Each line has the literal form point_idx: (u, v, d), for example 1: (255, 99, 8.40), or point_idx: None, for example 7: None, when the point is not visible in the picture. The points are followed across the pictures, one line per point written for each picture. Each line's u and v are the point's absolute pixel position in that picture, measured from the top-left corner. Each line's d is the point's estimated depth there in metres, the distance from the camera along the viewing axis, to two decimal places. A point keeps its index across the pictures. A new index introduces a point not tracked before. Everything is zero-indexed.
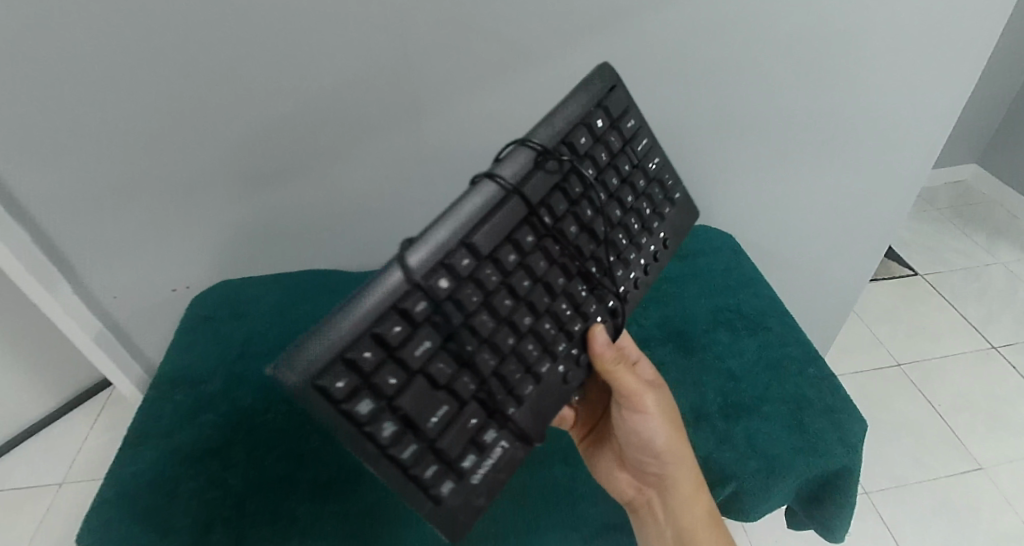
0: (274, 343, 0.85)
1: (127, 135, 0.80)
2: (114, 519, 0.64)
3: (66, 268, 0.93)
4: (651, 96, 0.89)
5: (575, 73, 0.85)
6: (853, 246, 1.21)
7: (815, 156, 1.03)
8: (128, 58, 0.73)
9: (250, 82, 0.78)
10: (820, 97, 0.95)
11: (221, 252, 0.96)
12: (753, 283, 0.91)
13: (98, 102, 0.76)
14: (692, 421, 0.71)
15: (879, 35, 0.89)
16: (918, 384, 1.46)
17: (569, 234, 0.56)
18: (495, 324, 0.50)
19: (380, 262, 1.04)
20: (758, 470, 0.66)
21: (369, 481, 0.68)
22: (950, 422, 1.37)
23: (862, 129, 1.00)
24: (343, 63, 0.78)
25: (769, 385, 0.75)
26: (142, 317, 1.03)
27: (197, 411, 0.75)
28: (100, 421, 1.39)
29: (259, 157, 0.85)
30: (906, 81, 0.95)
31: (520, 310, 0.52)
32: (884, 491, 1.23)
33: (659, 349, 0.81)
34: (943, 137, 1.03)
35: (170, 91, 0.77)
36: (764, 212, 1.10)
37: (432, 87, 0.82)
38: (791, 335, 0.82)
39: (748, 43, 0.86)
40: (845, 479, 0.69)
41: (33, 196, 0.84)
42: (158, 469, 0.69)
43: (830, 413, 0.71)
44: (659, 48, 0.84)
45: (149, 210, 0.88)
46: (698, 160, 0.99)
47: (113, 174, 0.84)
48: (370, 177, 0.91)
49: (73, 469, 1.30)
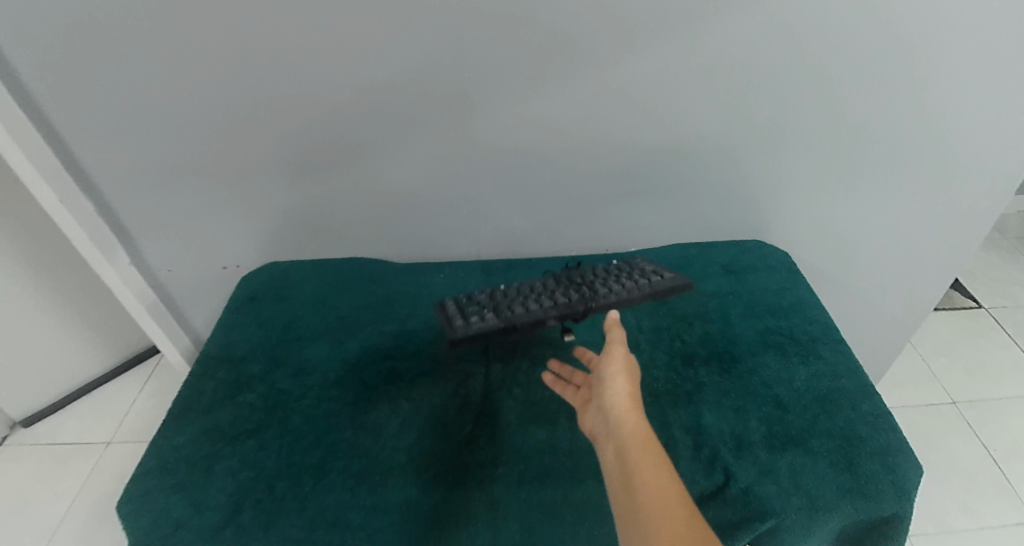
0: (315, 329, 0.86)
1: (188, 115, 0.82)
2: (152, 489, 0.66)
3: (126, 239, 0.97)
4: (709, 104, 0.86)
5: (633, 76, 0.82)
6: (915, 273, 1.14)
7: (882, 177, 0.97)
8: (193, 41, 0.75)
9: (306, 67, 0.78)
10: (892, 116, 0.89)
11: (270, 234, 0.97)
12: (806, 307, 0.87)
13: (162, 80, 0.78)
14: (733, 449, 0.68)
15: (963, 54, 0.83)
16: (973, 425, 1.37)
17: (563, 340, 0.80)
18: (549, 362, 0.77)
19: (422, 256, 1.04)
20: (802, 508, 0.63)
21: (398, 477, 0.67)
22: (1006, 468, 1.29)
23: (936, 152, 0.94)
24: (399, 54, 0.78)
25: (817, 418, 0.71)
26: (192, 292, 1.06)
27: (237, 391, 0.77)
28: (147, 387, 1.45)
29: (311, 145, 0.86)
30: (987, 105, 0.89)
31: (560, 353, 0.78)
32: (927, 537, 1.17)
33: (703, 369, 0.78)
34: (1022, 168, 0.97)
35: (231, 73, 0.78)
36: (822, 233, 1.05)
37: (486, 84, 0.81)
38: (845, 367, 0.78)
39: (819, 52, 0.81)
40: (894, 527, 0.65)
41: (99, 168, 0.87)
42: (197, 445, 0.70)
43: (884, 454, 0.67)
44: (722, 56, 0.81)
45: (204, 189, 0.90)
46: (756, 175, 0.95)
47: (173, 152, 0.86)
48: (418, 170, 0.91)
49: (119, 430, 1.36)
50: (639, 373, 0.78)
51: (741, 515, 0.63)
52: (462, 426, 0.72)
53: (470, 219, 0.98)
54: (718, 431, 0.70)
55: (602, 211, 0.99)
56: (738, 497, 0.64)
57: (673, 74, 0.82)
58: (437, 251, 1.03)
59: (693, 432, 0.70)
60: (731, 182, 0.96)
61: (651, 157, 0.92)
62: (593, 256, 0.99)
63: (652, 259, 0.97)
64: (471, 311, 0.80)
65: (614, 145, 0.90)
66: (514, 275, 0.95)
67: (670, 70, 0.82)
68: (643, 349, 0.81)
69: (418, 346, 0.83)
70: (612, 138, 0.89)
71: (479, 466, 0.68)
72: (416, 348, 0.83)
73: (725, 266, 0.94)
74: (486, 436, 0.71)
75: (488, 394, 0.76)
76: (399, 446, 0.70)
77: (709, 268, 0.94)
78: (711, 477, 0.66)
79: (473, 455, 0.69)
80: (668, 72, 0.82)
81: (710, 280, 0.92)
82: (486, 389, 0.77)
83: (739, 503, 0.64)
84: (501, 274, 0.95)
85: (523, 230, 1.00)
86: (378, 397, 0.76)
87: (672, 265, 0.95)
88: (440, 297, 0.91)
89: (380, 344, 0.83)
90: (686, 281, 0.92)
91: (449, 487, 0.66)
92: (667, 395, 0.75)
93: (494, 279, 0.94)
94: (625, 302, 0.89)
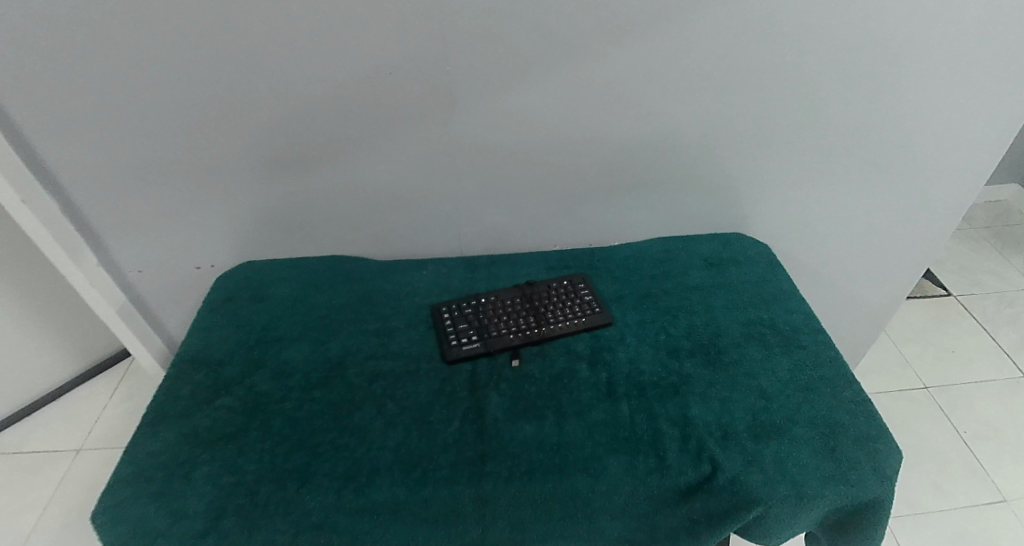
0: (295, 330, 0.84)
1: (158, 110, 0.79)
2: (129, 498, 0.64)
3: (94, 239, 0.93)
4: (690, 98, 0.86)
5: (614, 70, 0.82)
6: (889, 263, 1.17)
7: (857, 169, 0.99)
8: (163, 34, 0.72)
9: (282, 61, 0.76)
10: (869, 108, 0.91)
11: (246, 232, 0.95)
12: (787, 298, 0.88)
13: (129, 75, 0.75)
14: (719, 440, 0.69)
15: (937, 48, 0.84)
16: (944, 409, 1.41)
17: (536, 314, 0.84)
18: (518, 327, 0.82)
19: (403, 253, 1.02)
20: (787, 496, 0.63)
21: (384, 478, 0.66)
22: (975, 450, 1.33)
23: (910, 145, 0.96)
24: (378, 48, 0.76)
25: (800, 407, 0.72)
26: (165, 293, 1.03)
27: (215, 395, 0.75)
28: (118, 391, 1.41)
29: (288, 141, 0.84)
30: (959, 98, 0.91)
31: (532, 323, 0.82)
32: (902, 519, 1.20)
33: (687, 362, 0.78)
34: (993, 161, 0.99)
35: (202, 66, 0.75)
36: (800, 224, 1.07)
37: (468, 78, 0.80)
38: (826, 356, 0.79)
39: (797, 46, 0.82)
40: (876, 511, 0.67)
41: (64, 167, 0.84)
42: (174, 451, 0.68)
43: (866, 441, 0.69)
44: (703, 50, 0.81)
45: (176, 187, 0.88)
46: (736, 168, 0.96)
47: (143, 148, 0.83)
48: (399, 165, 0.89)
49: (90, 437, 1.31)
50: (624, 366, 0.78)
51: (728, 504, 0.64)
52: (448, 424, 0.71)
53: (451, 215, 0.97)
54: (705, 422, 0.71)
55: (584, 205, 0.98)
56: (725, 487, 0.65)
57: (655, 68, 0.82)
58: (419, 247, 1.01)
59: (679, 423, 0.71)
60: (712, 176, 0.97)
61: (633, 151, 0.92)
62: (577, 250, 0.99)
63: (635, 252, 0.97)
64: (462, 323, 0.82)
65: (596, 140, 0.90)
66: (497, 271, 0.94)
67: (652, 64, 0.82)
68: (628, 343, 0.81)
69: (402, 344, 0.82)
70: (594, 132, 0.89)
71: (467, 464, 0.67)
72: (400, 346, 0.82)
73: (707, 258, 0.95)
74: (473, 434, 0.70)
75: (473, 391, 0.75)
76: (385, 447, 0.69)
77: (691, 261, 0.94)
78: (698, 468, 0.66)
79: (460, 453, 0.68)
80: (650, 66, 0.82)
81: (692, 273, 0.92)
82: (472, 386, 0.76)
83: (726, 493, 0.64)
84: (484, 270, 0.95)
85: (505, 225, 0.99)
86: (362, 397, 0.75)
87: (654, 258, 0.96)
88: (423, 294, 0.90)
89: (363, 343, 0.82)
90: (668, 274, 0.92)
91: (436, 486, 0.65)
92: (653, 388, 0.75)
93: (477, 275, 0.94)
94: (609, 296, 0.89)
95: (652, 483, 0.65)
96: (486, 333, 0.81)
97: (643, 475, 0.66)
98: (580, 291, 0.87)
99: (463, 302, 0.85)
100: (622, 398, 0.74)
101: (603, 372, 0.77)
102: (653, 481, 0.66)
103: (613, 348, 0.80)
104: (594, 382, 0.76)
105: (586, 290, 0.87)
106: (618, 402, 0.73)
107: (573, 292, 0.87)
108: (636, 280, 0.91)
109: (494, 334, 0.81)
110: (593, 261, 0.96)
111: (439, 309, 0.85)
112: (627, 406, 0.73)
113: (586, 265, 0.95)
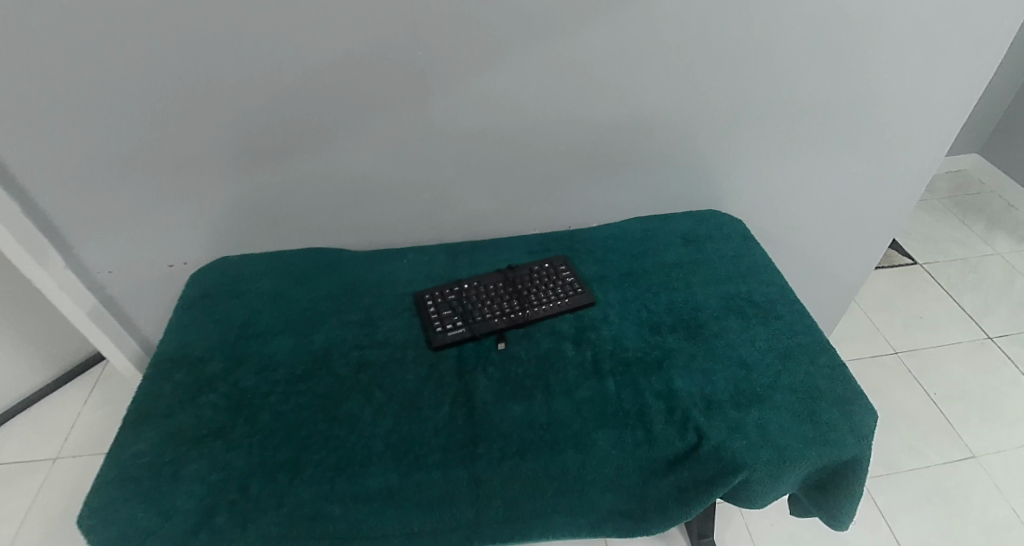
0: (276, 324, 0.83)
1: (124, 105, 0.77)
2: (115, 500, 0.63)
3: (60, 241, 0.90)
4: (664, 76, 0.87)
5: (588, 50, 0.82)
6: (858, 234, 1.20)
7: (826, 142, 1.01)
8: (123, 27, 0.70)
9: (250, 51, 0.74)
10: (836, 81, 0.92)
11: (221, 227, 0.93)
12: (763, 270, 0.90)
13: (89, 71, 0.73)
14: (703, 410, 0.71)
15: (898, 22, 0.87)
16: (914, 373, 1.47)
17: (517, 296, 0.84)
18: (500, 310, 0.82)
19: (382, 241, 1.01)
20: (770, 460, 0.66)
21: (377, 465, 0.66)
22: (944, 410, 1.38)
23: (876, 116, 0.99)
24: (349, 34, 0.75)
25: (779, 374, 0.74)
26: (137, 293, 1.00)
27: (198, 393, 0.74)
28: (93, 396, 1.37)
29: (260, 133, 0.82)
30: (921, 69, 0.93)
31: (512, 307, 0.83)
32: (879, 479, 1.24)
33: (669, 336, 0.80)
34: (955, 128, 1.02)
35: (167, 59, 0.73)
36: (774, 197, 1.09)
37: (441, 63, 0.80)
38: (801, 325, 0.81)
39: (767, 22, 0.83)
40: (855, 469, 0.70)
41: (24, 168, 0.81)
42: (159, 451, 0.67)
43: (842, 404, 0.71)
44: (674, 27, 0.82)
45: (145, 185, 0.85)
46: (711, 144, 0.97)
47: (108, 144, 0.80)
48: (375, 154, 0.88)
49: (66, 444, 1.28)
50: (609, 343, 0.79)
51: (714, 471, 0.66)
52: (437, 409, 0.72)
53: (430, 202, 0.96)
54: (689, 393, 0.73)
55: (563, 188, 0.99)
56: (711, 455, 0.67)
57: (629, 48, 0.83)
58: (398, 236, 1.01)
59: (664, 396, 0.72)
60: (688, 151, 0.98)
61: (609, 131, 0.92)
62: (557, 233, 1.00)
63: (614, 232, 0.98)
64: (447, 309, 0.83)
65: (572, 121, 0.90)
66: (478, 256, 0.94)
67: (625, 43, 0.82)
68: (611, 321, 0.82)
69: (387, 332, 0.82)
70: (571, 114, 0.89)
71: (459, 446, 0.68)
72: (385, 335, 0.81)
73: (684, 236, 0.96)
74: (463, 417, 0.71)
75: (461, 376, 0.76)
76: (376, 435, 0.69)
77: (670, 239, 0.96)
78: (684, 438, 0.68)
79: (451, 437, 0.69)
80: (623, 46, 0.82)
81: (670, 251, 0.94)
82: (459, 371, 0.76)
83: (712, 460, 0.66)
84: (466, 256, 0.95)
85: (485, 210, 0.99)
86: (350, 386, 0.74)
87: (634, 238, 0.97)
88: (405, 283, 0.90)
89: (347, 334, 0.81)
90: (648, 252, 0.94)
91: (429, 471, 0.66)
92: (638, 363, 0.76)
93: (458, 261, 0.94)
94: (591, 276, 0.90)
95: (640, 455, 0.67)
96: (471, 318, 0.81)
97: (631, 448, 0.68)
98: (562, 273, 0.88)
99: (446, 289, 0.86)
100: (608, 375, 0.75)
101: (588, 350, 0.78)
102: (641, 453, 0.67)
103: (596, 328, 0.81)
104: (580, 360, 0.77)
105: (567, 271, 0.88)
106: (604, 379, 0.74)
107: (555, 275, 0.88)
108: (616, 260, 0.93)
109: (479, 319, 0.81)
110: (574, 243, 0.96)
111: (422, 298, 0.85)
112: (613, 382, 0.74)
113: (567, 247, 0.95)
